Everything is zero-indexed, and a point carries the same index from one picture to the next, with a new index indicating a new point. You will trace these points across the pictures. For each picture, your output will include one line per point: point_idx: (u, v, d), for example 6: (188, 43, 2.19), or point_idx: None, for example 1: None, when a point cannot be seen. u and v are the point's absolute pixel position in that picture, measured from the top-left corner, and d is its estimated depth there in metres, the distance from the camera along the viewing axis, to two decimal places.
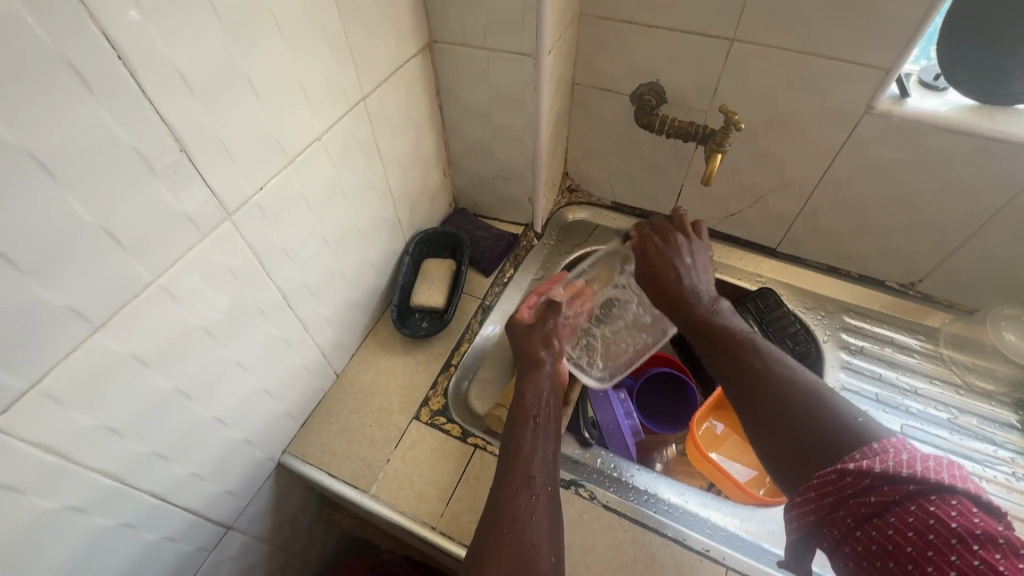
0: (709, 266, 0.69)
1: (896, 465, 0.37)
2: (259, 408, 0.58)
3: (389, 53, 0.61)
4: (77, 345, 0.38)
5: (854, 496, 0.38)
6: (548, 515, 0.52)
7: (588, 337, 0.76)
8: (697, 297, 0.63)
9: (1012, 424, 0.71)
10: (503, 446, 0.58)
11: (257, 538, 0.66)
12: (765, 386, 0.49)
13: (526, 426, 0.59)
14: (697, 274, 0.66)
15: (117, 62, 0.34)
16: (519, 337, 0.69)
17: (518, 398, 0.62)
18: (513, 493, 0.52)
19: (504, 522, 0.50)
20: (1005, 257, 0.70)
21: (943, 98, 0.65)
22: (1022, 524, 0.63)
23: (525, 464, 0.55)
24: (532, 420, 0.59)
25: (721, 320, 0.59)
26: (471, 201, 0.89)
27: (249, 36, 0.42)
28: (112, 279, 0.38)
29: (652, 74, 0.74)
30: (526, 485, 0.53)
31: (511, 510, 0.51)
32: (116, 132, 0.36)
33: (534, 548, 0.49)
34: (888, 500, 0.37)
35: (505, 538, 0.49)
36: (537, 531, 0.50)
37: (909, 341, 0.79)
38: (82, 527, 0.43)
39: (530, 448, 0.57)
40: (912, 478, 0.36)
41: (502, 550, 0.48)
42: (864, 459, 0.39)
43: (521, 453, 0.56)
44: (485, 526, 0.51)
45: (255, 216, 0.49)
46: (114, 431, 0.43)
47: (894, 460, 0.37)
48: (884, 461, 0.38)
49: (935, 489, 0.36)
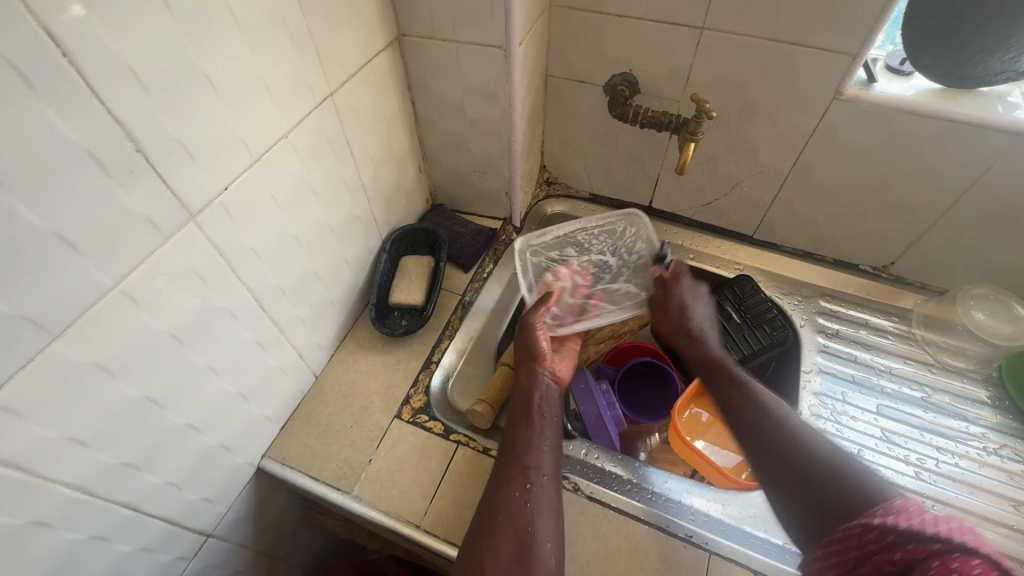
0: (711, 307, 0.73)
1: (920, 524, 0.38)
2: (236, 413, 0.57)
3: (357, 47, 0.60)
4: (34, 355, 0.36)
5: (879, 552, 0.39)
6: (546, 503, 0.54)
7: (592, 276, 0.79)
8: (705, 340, 0.68)
9: (983, 401, 0.72)
10: (503, 441, 0.60)
11: (239, 545, 0.65)
12: (776, 435, 0.54)
13: (521, 424, 0.61)
14: (702, 317, 0.71)
15: (62, 60, 0.33)
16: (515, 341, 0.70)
17: (514, 403, 0.64)
18: (508, 484, 0.55)
19: (498, 508, 0.53)
20: (972, 237, 0.72)
21: (909, 83, 0.66)
22: (995, 497, 0.64)
23: (523, 456, 0.57)
24: (526, 417, 0.61)
25: (721, 364, 0.64)
26: (448, 196, 0.89)
27: (203, 32, 0.41)
28: (71, 286, 0.37)
29: (625, 65, 0.74)
30: (520, 475, 0.55)
31: (506, 498, 0.54)
32: (64, 133, 0.34)
33: (530, 535, 0.51)
34: (913, 557, 0.37)
35: (499, 525, 0.52)
36: (534, 517, 0.53)
37: (883, 323, 0.80)
38: (50, 542, 0.42)
39: (526, 440, 0.59)
40: (936, 536, 0.36)
41: (498, 542, 0.51)
42: (889, 516, 0.40)
43: (518, 444, 0.58)
44: (481, 515, 0.53)
45: (220, 216, 0.47)
46: (80, 443, 0.41)
47: (919, 517, 0.38)
48: (909, 518, 0.39)
49: (960, 548, 0.35)
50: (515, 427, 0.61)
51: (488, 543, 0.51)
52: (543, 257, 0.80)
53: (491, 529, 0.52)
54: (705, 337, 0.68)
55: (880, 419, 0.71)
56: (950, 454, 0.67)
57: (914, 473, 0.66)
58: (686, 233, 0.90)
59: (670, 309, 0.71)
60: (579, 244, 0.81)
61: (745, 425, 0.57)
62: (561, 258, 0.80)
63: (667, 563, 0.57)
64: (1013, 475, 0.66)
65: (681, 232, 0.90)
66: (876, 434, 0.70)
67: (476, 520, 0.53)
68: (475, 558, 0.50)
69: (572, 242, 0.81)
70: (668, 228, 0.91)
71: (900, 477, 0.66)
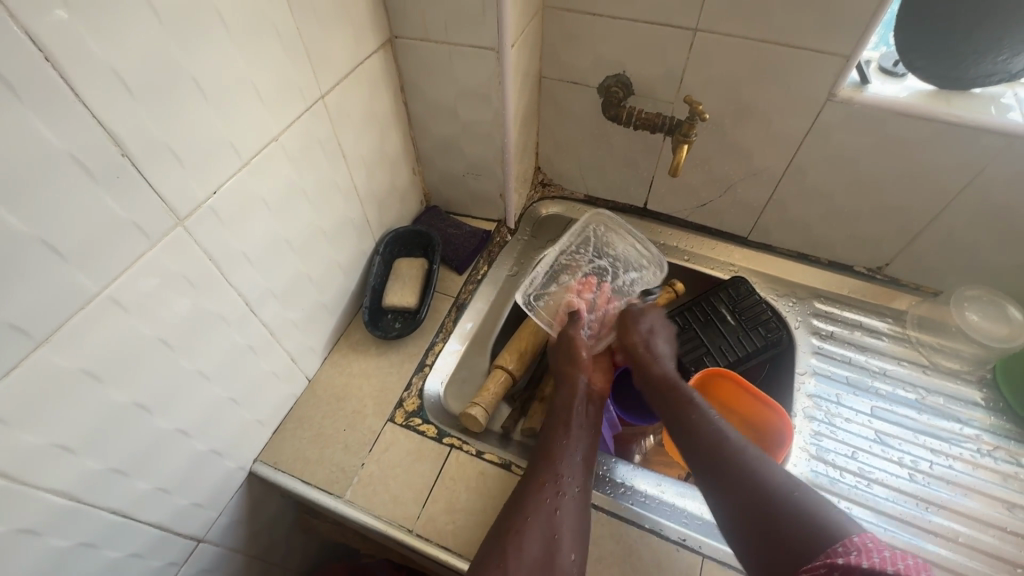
0: (667, 328, 0.74)
1: (880, 562, 0.39)
2: (226, 417, 0.57)
3: (349, 50, 0.60)
4: (19, 362, 0.36)
5: None
6: (575, 515, 0.54)
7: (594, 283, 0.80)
8: (662, 365, 0.67)
9: (977, 402, 0.72)
10: (538, 445, 0.61)
11: (231, 549, 0.65)
12: (734, 465, 0.53)
13: (559, 430, 0.62)
14: (660, 342, 0.71)
15: (45, 65, 0.33)
16: (556, 352, 0.72)
17: (552, 408, 0.65)
18: (539, 488, 0.55)
19: (528, 510, 0.54)
20: (965, 238, 0.72)
21: (903, 84, 0.66)
22: (989, 498, 0.64)
23: (557, 463, 0.58)
24: (565, 424, 0.62)
25: (676, 389, 0.64)
26: (443, 198, 0.88)
27: (189, 35, 0.40)
28: (55, 291, 0.37)
29: (618, 66, 0.74)
30: (553, 481, 0.56)
31: (536, 503, 0.54)
32: (48, 138, 0.34)
33: (556, 543, 0.52)
34: None
35: (528, 526, 0.52)
36: (561, 526, 0.53)
37: (878, 325, 0.80)
38: (38, 549, 0.42)
39: (562, 447, 0.59)
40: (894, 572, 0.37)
41: (524, 543, 0.51)
42: (851, 555, 0.41)
43: (553, 451, 0.59)
44: (508, 514, 0.54)
45: (209, 221, 0.47)
46: (67, 449, 0.41)
47: (877, 556, 0.39)
48: (870, 557, 0.40)
49: None
50: (553, 432, 0.62)
51: (513, 544, 0.51)
52: (545, 295, 0.78)
53: (518, 529, 0.52)
54: (663, 363, 0.68)
55: (874, 421, 0.71)
56: (944, 456, 0.67)
57: (909, 476, 0.66)
58: (680, 234, 0.90)
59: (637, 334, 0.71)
60: (569, 266, 0.81)
61: (704, 454, 0.56)
62: (562, 285, 0.79)
63: (661, 566, 0.57)
64: (1007, 477, 0.66)
65: (676, 233, 0.90)
66: (870, 436, 0.70)
67: (499, 520, 0.54)
68: (500, 556, 0.50)
69: (562, 264, 0.81)
70: (663, 230, 0.91)
71: (894, 480, 0.66)
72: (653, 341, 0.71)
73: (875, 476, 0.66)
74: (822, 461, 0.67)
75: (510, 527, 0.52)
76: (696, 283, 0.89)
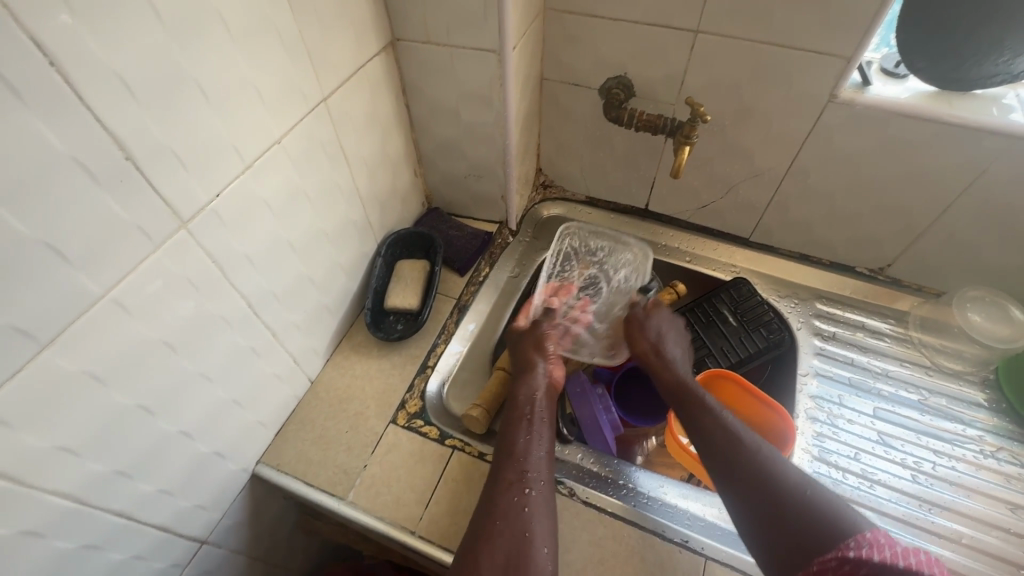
0: (683, 332, 0.73)
1: (892, 557, 0.39)
2: (229, 419, 0.57)
3: (351, 53, 0.60)
4: (23, 365, 0.36)
5: None
6: (542, 510, 0.54)
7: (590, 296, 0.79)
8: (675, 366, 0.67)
9: (980, 403, 0.72)
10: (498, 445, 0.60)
11: (234, 551, 0.65)
12: (750, 465, 0.54)
13: (520, 425, 0.61)
14: (673, 344, 0.70)
15: (50, 70, 0.33)
16: (515, 346, 0.71)
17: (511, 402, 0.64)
18: (506, 489, 0.55)
19: (497, 512, 0.53)
20: (967, 239, 0.72)
21: (904, 85, 0.66)
22: (991, 499, 0.64)
23: (521, 460, 0.57)
24: (525, 420, 0.61)
25: (689, 389, 0.64)
26: (444, 200, 0.88)
27: (192, 39, 0.41)
28: (61, 295, 0.37)
29: (620, 68, 0.74)
30: (519, 480, 0.55)
31: (506, 503, 0.54)
32: (53, 142, 0.34)
33: (529, 540, 0.51)
34: None
35: (497, 527, 0.51)
36: (531, 523, 0.52)
37: (880, 325, 0.80)
38: (42, 552, 0.42)
39: (525, 445, 0.59)
40: (907, 569, 0.38)
41: (495, 546, 0.50)
42: (863, 548, 0.41)
43: (515, 448, 0.58)
44: (479, 518, 0.53)
45: (212, 223, 0.47)
46: (71, 452, 0.41)
47: (890, 551, 0.40)
48: (881, 551, 0.40)
49: None
50: (513, 427, 0.61)
51: (487, 547, 0.50)
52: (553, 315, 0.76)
53: (489, 532, 0.51)
54: (677, 366, 0.67)
55: (876, 422, 0.71)
56: (947, 457, 0.67)
57: (911, 477, 0.66)
58: (682, 235, 0.90)
59: (647, 336, 0.71)
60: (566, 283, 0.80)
61: (719, 454, 0.56)
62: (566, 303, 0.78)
63: (663, 568, 0.57)
64: (1010, 478, 0.65)
65: (677, 234, 0.90)
66: (872, 437, 0.70)
67: (475, 523, 0.53)
68: (473, 559, 0.49)
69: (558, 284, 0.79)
70: (664, 231, 0.91)
71: (897, 481, 0.66)
72: (665, 341, 0.70)
73: (878, 478, 0.66)
74: (824, 462, 0.67)
75: (481, 532, 0.51)
76: (697, 284, 0.89)
